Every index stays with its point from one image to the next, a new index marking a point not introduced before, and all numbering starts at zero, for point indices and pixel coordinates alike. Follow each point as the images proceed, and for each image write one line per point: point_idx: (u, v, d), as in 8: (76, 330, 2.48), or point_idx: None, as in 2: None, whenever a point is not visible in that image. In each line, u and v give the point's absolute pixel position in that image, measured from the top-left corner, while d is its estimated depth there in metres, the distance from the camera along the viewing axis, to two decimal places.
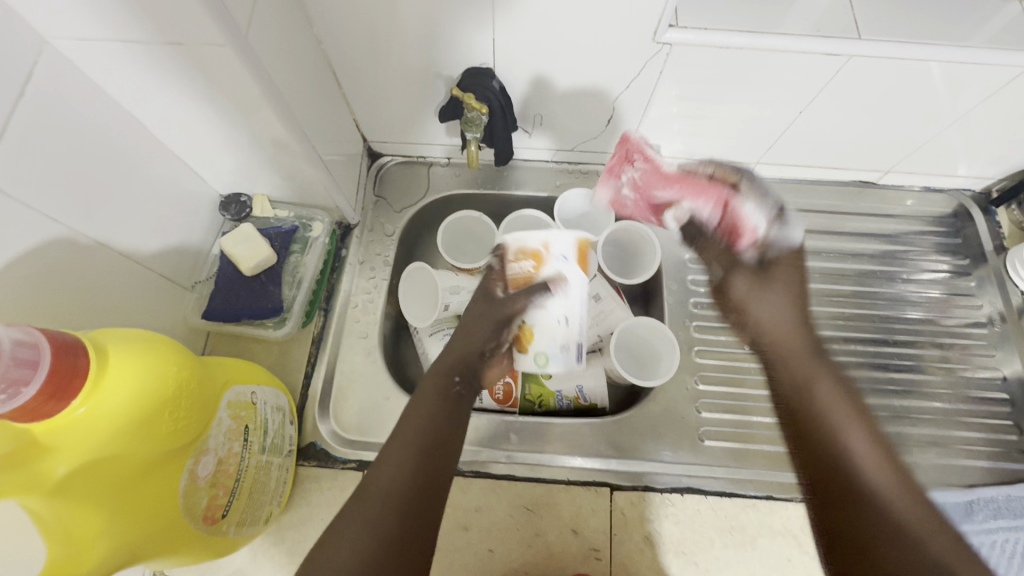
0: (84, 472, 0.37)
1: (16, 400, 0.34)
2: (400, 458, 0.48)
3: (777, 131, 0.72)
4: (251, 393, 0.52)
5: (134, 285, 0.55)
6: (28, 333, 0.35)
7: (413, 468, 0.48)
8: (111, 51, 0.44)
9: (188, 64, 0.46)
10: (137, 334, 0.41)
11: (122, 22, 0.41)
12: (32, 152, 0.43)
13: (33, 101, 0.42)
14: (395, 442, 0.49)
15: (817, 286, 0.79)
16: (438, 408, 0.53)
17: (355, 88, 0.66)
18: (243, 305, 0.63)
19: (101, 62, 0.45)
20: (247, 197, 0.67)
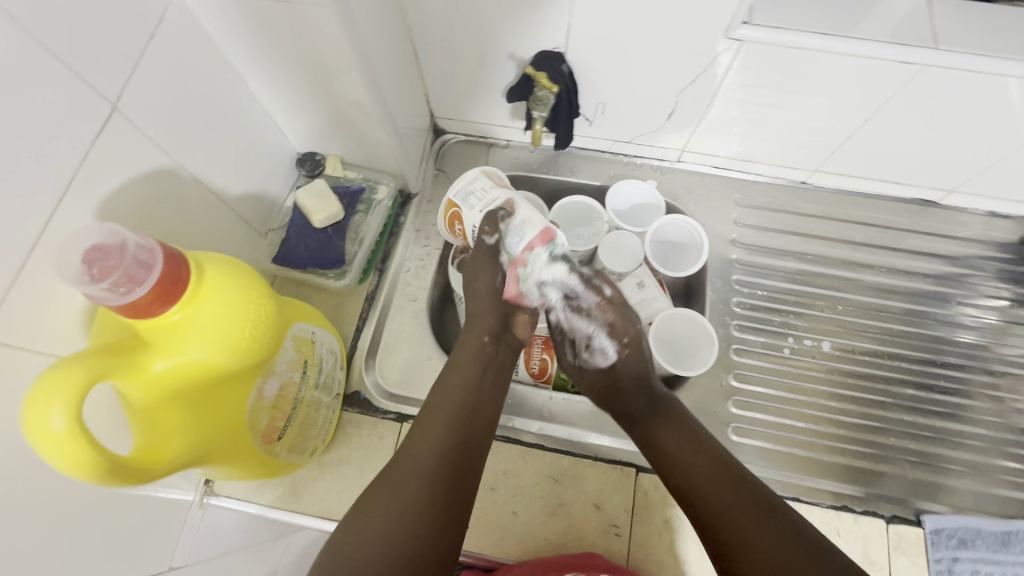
0: (178, 371, 0.41)
1: (130, 296, 0.37)
2: (435, 426, 0.54)
3: (839, 140, 0.72)
4: (311, 331, 0.57)
5: (221, 224, 0.60)
6: (146, 240, 0.39)
7: (444, 437, 0.53)
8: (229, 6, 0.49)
9: (291, 24, 0.50)
10: (231, 261, 0.46)
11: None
12: (156, 90, 0.48)
13: (161, 47, 0.47)
14: (425, 424, 0.55)
15: (866, 299, 0.78)
16: (464, 382, 0.58)
17: (429, 62, 0.70)
18: (309, 255, 0.66)
19: (219, 15, 0.50)
20: (321, 155, 0.72)
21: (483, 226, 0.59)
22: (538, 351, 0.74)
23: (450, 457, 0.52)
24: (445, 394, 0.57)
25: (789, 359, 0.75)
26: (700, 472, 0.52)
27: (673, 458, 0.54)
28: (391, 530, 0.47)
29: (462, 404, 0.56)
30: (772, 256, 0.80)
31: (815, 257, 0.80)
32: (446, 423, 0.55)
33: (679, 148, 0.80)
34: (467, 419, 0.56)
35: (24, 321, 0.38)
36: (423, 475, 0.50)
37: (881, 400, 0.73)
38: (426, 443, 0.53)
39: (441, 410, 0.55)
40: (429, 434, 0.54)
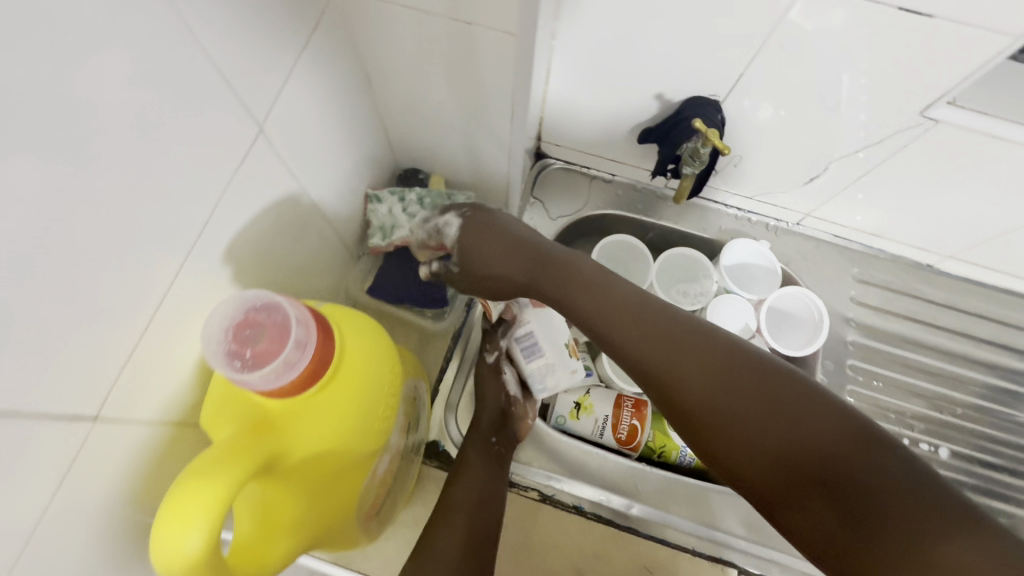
0: (321, 458, 0.36)
1: (279, 381, 0.34)
2: (459, 518, 0.51)
3: (993, 233, 0.65)
4: (413, 387, 0.52)
5: (322, 250, 0.53)
6: (301, 313, 0.36)
7: (465, 533, 0.50)
8: (390, 17, 0.42)
9: (455, 44, 0.43)
10: (352, 317, 0.41)
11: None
12: (294, 107, 0.41)
13: (307, 58, 0.41)
14: (445, 519, 0.51)
15: (982, 405, 0.73)
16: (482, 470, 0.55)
17: (560, 86, 0.64)
18: (409, 292, 0.59)
19: (372, 26, 0.44)
20: (424, 174, 0.64)
21: (489, 344, 0.63)
22: (626, 413, 0.69)
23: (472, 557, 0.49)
24: (466, 486, 0.53)
25: None
26: (692, 376, 0.43)
27: (669, 364, 0.44)
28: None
29: (479, 496, 0.53)
30: (889, 343, 0.75)
31: (930, 350, 0.75)
32: (467, 516, 0.51)
33: (804, 212, 0.74)
34: (484, 512, 0.52)
35: (131, 394, 0.35)
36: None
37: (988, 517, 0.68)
38: (454, 539, 0.50)
39: (463, 507, 0.51)
40: (449, 529, 0.50)
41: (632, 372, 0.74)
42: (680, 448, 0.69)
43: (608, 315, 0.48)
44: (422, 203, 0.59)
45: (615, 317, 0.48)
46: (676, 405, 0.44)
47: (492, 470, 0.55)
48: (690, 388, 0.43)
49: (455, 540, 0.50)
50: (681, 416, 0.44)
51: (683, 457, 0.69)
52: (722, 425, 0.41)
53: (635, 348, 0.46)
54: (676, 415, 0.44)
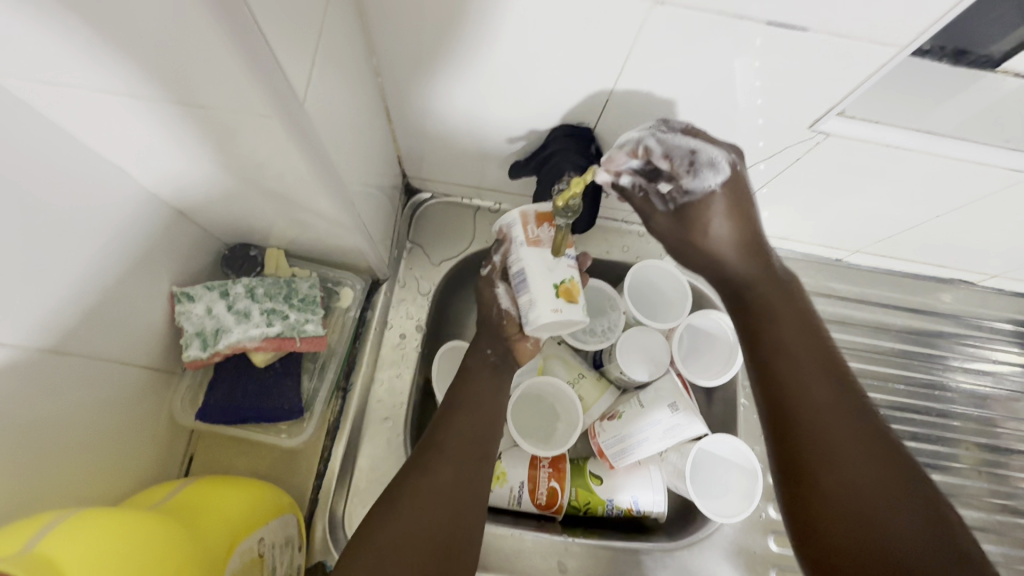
0: None
1: None
2: (431, 483, 0.45)
3: (897, 229, 0.62)
4: (258, 542, 0.41)
5: (106, 387, 0.41)
6: None
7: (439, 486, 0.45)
8: (106, 102, 0.31)
9: (217, 129, 0.33)
10: (76, 530, 0.29)
11: (136, 75, 0.28)
12: None
13: None
14: (454, 412, 0.50)
15: (902, 400, 0.71)
16: (474, 406, 0.51)
17: (407, 120, 0.53)
18: (251, 405, 0.49)
19: (86, 112, 0.32)
20: (257, 250, 0.52)
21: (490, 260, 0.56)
22: (544, 475, 0.61)
23: (445, 516, 0.43)
24: (474, 387, 0.52)
25: None
26: (832, 406, 0.42)
27: (805, 389, 0.44)
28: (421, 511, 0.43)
29: (468, 447, 0.48)
30: None
31: (847, 350, 0.72)
32: (448, 466, 0.46)
33: None
34: (472, 466, 0.47)
35: None
36: (455, 461, 0.47)
37: None
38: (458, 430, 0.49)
39: (470, 405, 0.51)
40: (421, 492, 0.44)
41: (549, 428, 0.63)
42: (606, 502, 0.62)
43: (789, 343, 0.46)
44: (251, 296, 0.49)
45: (800, 350, 0.45)
46: (795, 414, 0.43)
47: (487, 403, 0.52)
48: (808, 418, 0.43)
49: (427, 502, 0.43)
50: (782, 420, 0.44)
51: (610, 510, 0.62)
52: (812, 449, 0.42)
53: (787, 375, 0.45)
54: (777, 421, 0.44)
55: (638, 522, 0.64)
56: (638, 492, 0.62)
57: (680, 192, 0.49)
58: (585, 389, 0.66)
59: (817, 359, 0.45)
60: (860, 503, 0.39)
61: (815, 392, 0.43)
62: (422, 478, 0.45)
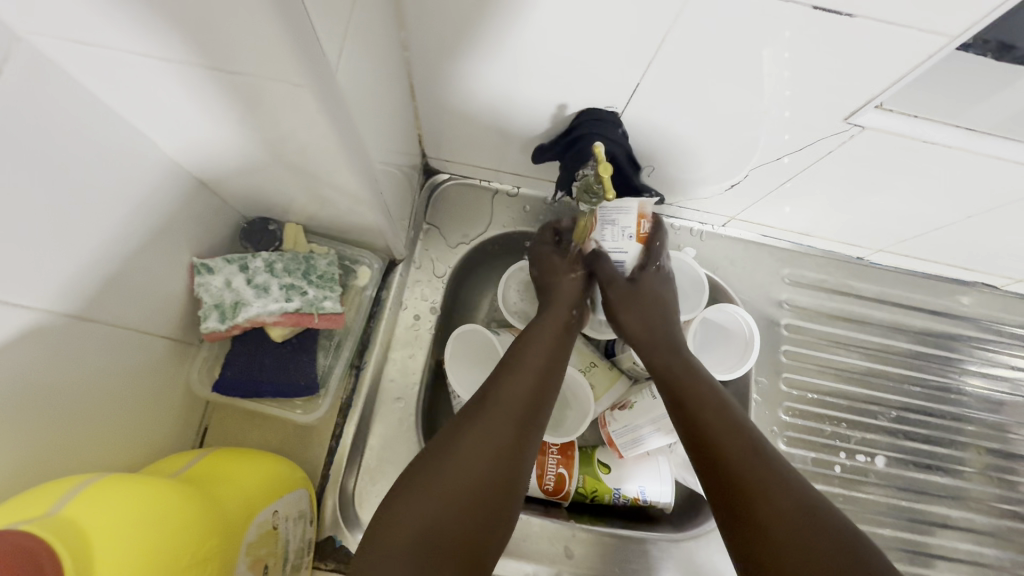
0: None
1: None
2: (490, 433, 0.43)
3: (924, 229, 0.60)
4: (272, 514, 0.41)
5: (125, 356, 0.41)
6: None
7: (499, 439, 0.43)
8: (138, 62, 0.30)
9: (247, 95, 0.32)
10: (107, 495, 0.29)
11: (168, 35, 0.27)
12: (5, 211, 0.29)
13: (5, 139, 0.28)
14: (512, 377, 0.48)
15: (917, 402, 0.70)
16: (547, 353, 0.51)
17: (430, 97, 0.52)
18: (267, 378, 0.49)
19: (116, 72, 0.31)
20: (276, 225, 0.52)
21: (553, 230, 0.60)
22: (552, 462, 0.61)
23: (497, 466, 0.42)
24: (540, 349, 0.51)
25: (840, 478, 0.67)
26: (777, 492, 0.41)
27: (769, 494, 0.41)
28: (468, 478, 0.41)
29: (529, 399, 0.47)
30: (825, 348, 0.71)
31: (863, 350, 0.71)
32: (507, 415, 0.45)
33: (729, 215, 0.67)
34: (531, 421, 0.46)
35: None
36: (515, 418, 0.45)
37: (918, 521, 0.67)
38: (515, 392, 0.47)
39: (530, 368, 0.49)
40: (477, 442, 0.43)
41: (558, 414, 0.63)
42: (613, 490, 0.62)
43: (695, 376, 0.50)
44: (270, 271, 0.49)
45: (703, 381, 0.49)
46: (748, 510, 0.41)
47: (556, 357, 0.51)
48: (754, 480, 0.42)
49: (482, 452, 0.42)
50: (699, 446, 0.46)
51: (617, 498, 0.62)
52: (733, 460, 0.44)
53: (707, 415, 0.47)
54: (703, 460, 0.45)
55: (645, 512, 0.64)
56: (645, 482, 0.62)
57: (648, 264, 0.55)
58: (597, 378, 0.65)
59: (760, 463, 0.43)
60: (781, 526, 0.39)
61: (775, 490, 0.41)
62: (468, 441, 0.43)
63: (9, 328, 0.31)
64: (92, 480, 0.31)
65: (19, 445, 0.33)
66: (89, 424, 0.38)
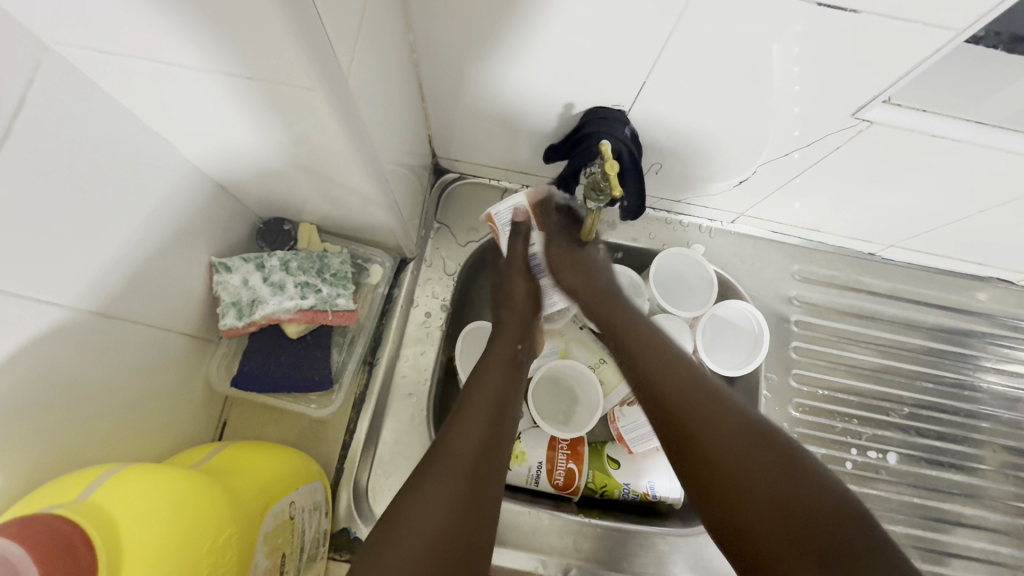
0: None
1: None
2: (444, 482, 0.42)
3: (936, 224, 0.60)
4: (289, 506, 0.43)
5: (148, 352, 0.42)
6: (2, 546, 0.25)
7: (453, 488, 0.42)
8: (158, 69, 0.32)
9: (262, 100, 0.33)
10: (134, 484, 0.31)
11: (187, 43, 0.29)
12: (34, 215, 0.31)
13: (35, 147, 0.30)
14: (462, 417, 0.47)
15: (930, 399, 0.70)
16: (493, 397, 0.49)
17: (439, 98, 0.53)
18: (282, 374, 0.51)
19: (138, 79, 0.33)
20: (291, 225, 0.53)
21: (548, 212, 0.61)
22: (562, 457, 0.62)
23: (463, 513, 0.41)
24: (485, 390, 0.50)
25: (851, 475, 0.66)
26: (712, 430, 0.44)
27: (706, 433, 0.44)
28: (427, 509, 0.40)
29: (479, 445, 0.45)
30: (836, 344, 0.70)
31: (875, 346, 0.71)
32: (458, 462, 0.44)
33: (737, 212, 0.67)
34: (487, 467, 0.44)
35: None
36: (465, 467, 0.43)
37: (931, 519, 0.66)
38: (463, 430, 0.46)
39: (477, 406, 0.48)
40: (435, 488, 0.42)
41: (567, 409, 0.64)
42: (623, 485, 0.62)
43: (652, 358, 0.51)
44: (285, 269, 0.50)
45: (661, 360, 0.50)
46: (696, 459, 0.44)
47: (505, 396, 0.50)
48: (721, 459, 0.43)
49: (440, 495, 0.41)
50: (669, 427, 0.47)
51: (627, 493, 0.62)
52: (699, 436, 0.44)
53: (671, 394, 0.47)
54: (670, 435, 0.46)
55: (655, 507, 0.65)
56: (654, 478, 0.62)
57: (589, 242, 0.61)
58: (607, 374, 0.64)
59: (697, 403, 0.46)
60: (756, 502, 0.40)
61: (713, 424, 0.44)
62: (435, 480, 0.42)
63: (40, 325, 0.32)
64: (121, 470, 0.32)
65: (49, 437, 0.34)
66: (114, 418, 0.39)
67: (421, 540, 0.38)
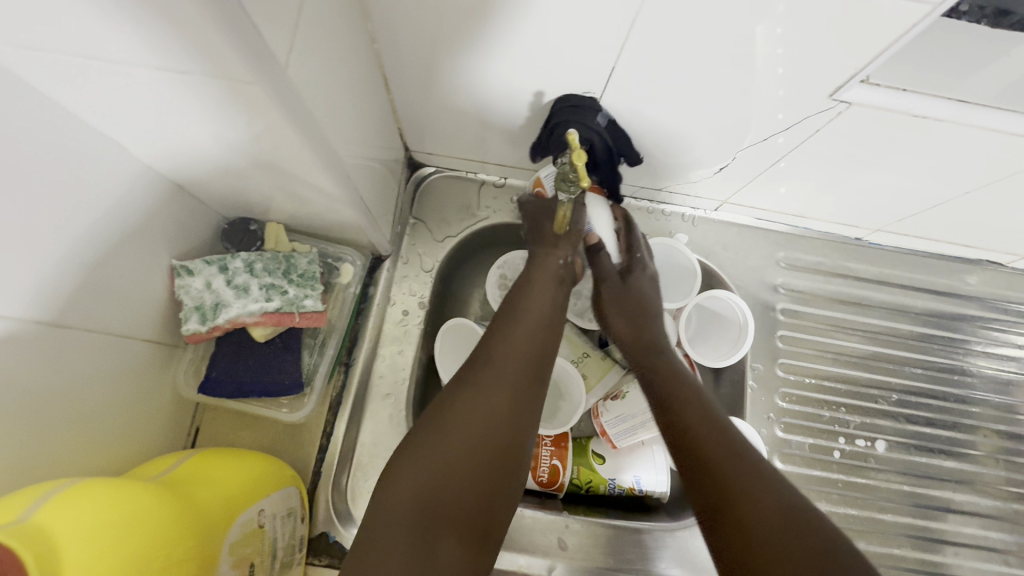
0: None
1: None
2: (489, 391, 0.43)
3: (922, 207, 0.59)
4: (258, 514, 0.42)
5: (107, 361, 0.41)
6: None
7: (496, 397, 0.43)
8: (89, 68, 0.30)
9: (202, 95, 0.31)
10: (82, 500, 0.30)
11: (112, 38, 0.27)
12: None
13: None
14: (512, 329, 0.48)
15: (919, 384, 0.69)
16: (540, 310, 0.50)
17: (406, 89, 0.51)
18: (251, 378, 0.50)
19: (70, 79, 0.31)
20: (258, 225, 0.52)
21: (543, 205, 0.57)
22: (546, 453, 0.61)
23: (499, 425, 0.42)
24: (536, 303, 0.50)
25: (840, 464, 0.65)
26: (758, 502, 0.40)
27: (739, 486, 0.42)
28: (468, 444, 0.41)
29: (526, 359, 0.46)
30: (823, 331, 0.69)
31: (863, 333, 0.70)
32: (505, 375, 0.45)
33: (720, 199, 0.65)
34: (531, 378, 0.46)
35: None
36: (510, 381, 0.44)
37: (923, 506, 0.65)
38: (516, 350, 0.46)
39: (531, 316, 0.49)
40: (477, 402, 0.43)
41: (552, 405, 0.63)
42: (608, 481, 0.61)
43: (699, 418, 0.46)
44: (250, 271, 0.49)
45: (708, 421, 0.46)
46: (720, 496, 0.41)
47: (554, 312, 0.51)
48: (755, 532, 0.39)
49: (481, 409, 0.42)
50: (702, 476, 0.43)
51: (613, 489, 0.61)
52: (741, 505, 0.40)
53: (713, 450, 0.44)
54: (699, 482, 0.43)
55: (642, 502, 0.64)
56: (640, 472, 0.61)
57: (633, 268, 0.59)
58: (589, 369, 0.64)
59: (746, 476, 0.42)
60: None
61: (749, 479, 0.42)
62: (478, 392, 0.43)
63: None
64: (63, 486, 0.31)
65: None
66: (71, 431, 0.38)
67: (437, 472, 0.39)
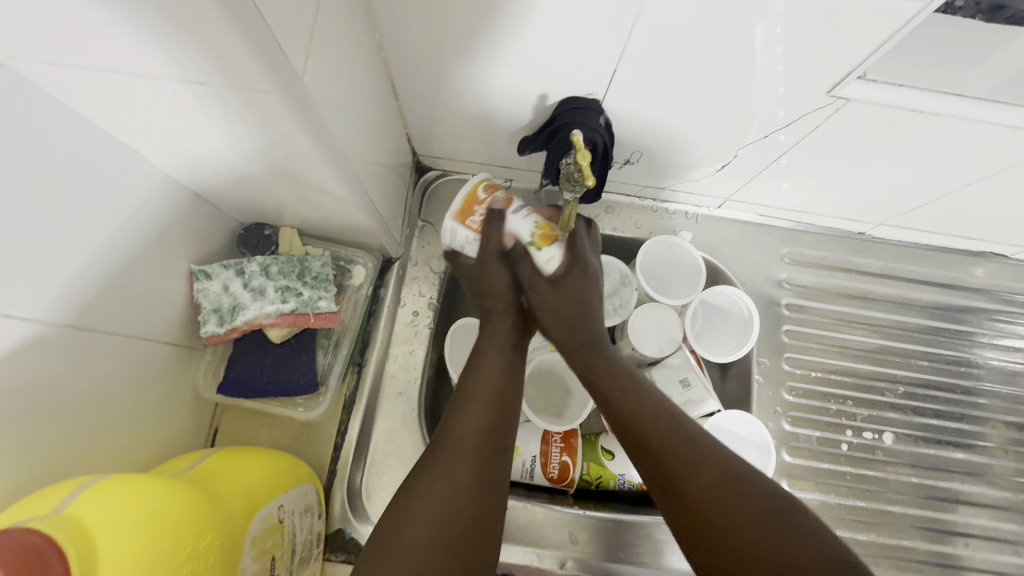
0: None
1: None
2: (445, 470, 0.41)
3: (923, 200, 0.59)
4: (277, 509, 0.43)
5: (130, 363, 0.43)
6: None
7: (455, 482, 0.41)
8: (115, 83, 0.31)
9: (220, 105, 0.33)
10: (110, 493, 0.31)
11: (137, 52, 0.29)
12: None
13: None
14: (463, 405, 0.46)
15: (926, 377, 0.69)
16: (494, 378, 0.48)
17: (413, 96, 0.53)
18: (269, 379, 0.51)
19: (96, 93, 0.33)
20: (272, 229, 0.54)
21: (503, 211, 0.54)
22: (555, 450, 0.61)
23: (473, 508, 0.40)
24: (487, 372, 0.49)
25: (847, 456, 0.66)
26: (704, 463, 0.42)
27: (692, 475, 0.41)
28: (433, 523, 0.38)
29: (481, 434, 0.44)
30: (828, 326, 0.70)
31: (869, 327, 0.70)
32: (464, 457, 0.42)
33: (723, 197, 0.66)
34: (490, 453, 0.43)
35: None
36: (471, 461, 0.42)
37: (932, 498, 0.66)
38: (467, 422, 0.45)
39: (482, 390, 0.47)
40: (437, 486, 0.40)
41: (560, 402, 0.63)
42: (617, 476, 0.62)
43: (643, 396, 0.47)
44: (266, 274, 0.51)
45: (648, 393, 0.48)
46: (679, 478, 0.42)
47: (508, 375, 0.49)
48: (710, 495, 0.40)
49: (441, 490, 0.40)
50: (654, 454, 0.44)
51: (622, 484, 0.62)
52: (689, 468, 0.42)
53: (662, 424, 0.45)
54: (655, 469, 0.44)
55: (651, 496, 0.65)
56: None
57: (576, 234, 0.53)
58: None
59: (684, 438, 0.44)
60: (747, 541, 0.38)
61: (698, 456, 0.42)
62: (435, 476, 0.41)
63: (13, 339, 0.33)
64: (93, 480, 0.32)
65: (28, 452, 0.35)
66: (97, 430, 0.40)
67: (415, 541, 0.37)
